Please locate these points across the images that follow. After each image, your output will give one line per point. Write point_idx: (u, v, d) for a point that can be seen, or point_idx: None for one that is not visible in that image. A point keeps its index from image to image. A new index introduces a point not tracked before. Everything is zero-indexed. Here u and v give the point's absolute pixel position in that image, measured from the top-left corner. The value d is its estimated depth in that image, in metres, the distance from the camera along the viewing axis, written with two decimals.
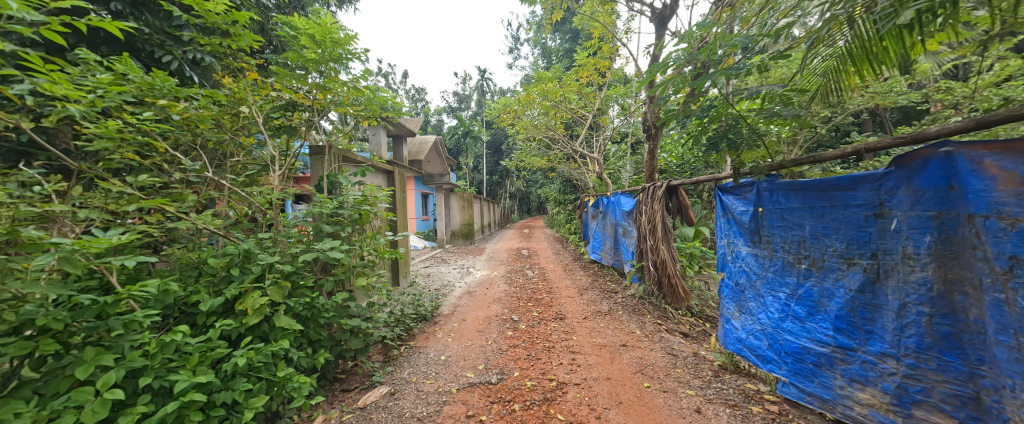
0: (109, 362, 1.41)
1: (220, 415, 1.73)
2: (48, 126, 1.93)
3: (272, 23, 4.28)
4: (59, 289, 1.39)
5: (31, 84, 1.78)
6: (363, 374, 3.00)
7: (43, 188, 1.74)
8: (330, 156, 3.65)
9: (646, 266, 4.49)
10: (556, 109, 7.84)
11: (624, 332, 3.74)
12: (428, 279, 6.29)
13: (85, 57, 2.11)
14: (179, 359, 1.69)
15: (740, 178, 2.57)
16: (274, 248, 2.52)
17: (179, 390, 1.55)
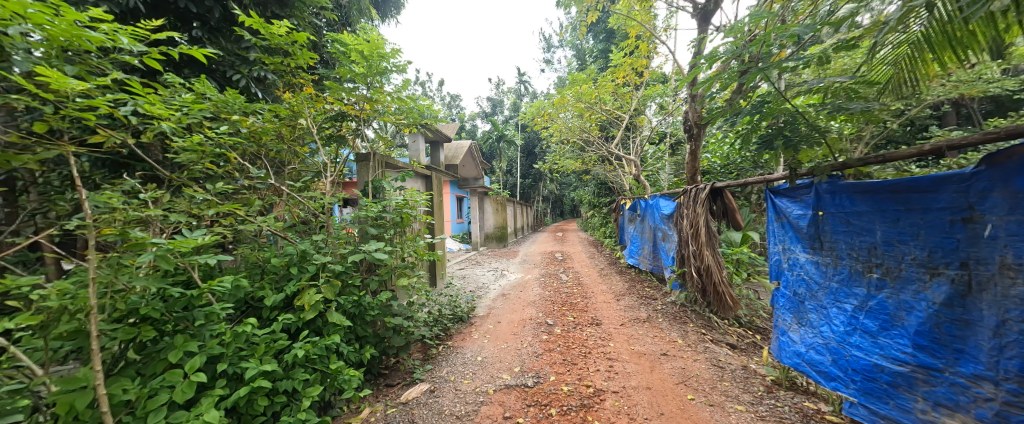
0: (194, 349, 1.59)
1: (282, 401, 1.89)
2: (145, 141, 2.22)
3: (322, 41, 4.63)
4: (157, 283, 1.60)
5: (134, 105, 2.05)
6: (404, 370, 3.12)
7: (142, 195, 2.01)
8: (374, 162, 3.85)
9: (689, 273, 4.28)
10: (591, 111, 7.73)
11: (665, 341, 3.59)
12: (463, 281, 6.42)
13: (174, 80, 2.40)
14: (248, 349, 1.87)
15: (796, 179, 2.39)
16: (326, 248, 2.71)
17: (249, 377, 1.71)
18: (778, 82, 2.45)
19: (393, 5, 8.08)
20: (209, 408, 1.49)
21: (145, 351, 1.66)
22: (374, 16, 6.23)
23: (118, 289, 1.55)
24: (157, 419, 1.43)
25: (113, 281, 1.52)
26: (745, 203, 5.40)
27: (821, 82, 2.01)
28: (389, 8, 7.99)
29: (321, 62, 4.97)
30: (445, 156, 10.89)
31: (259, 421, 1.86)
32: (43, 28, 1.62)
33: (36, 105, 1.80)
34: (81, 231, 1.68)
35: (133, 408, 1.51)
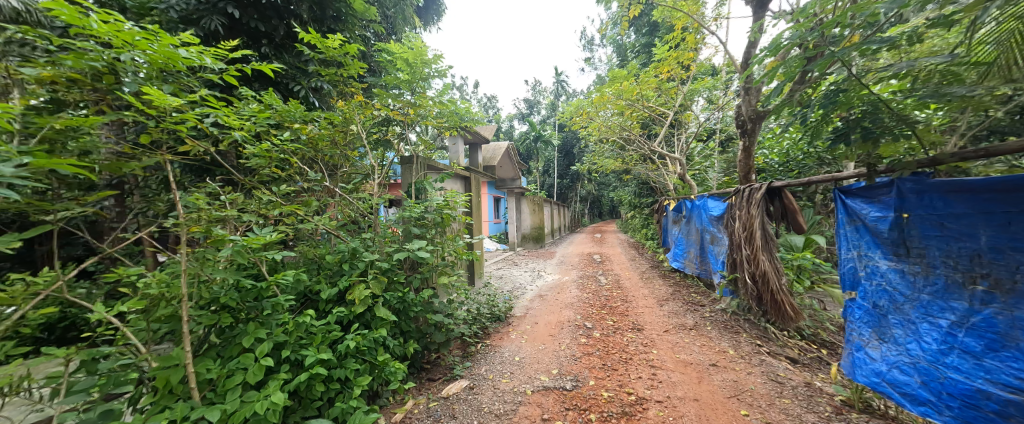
0: (263, 335, 1.76)
1: (336, 388, 2.02)
2: (222, 149, 2.49)
3: (371, 50, 4.91)
4: (233, 275, 1.79)
5: (214, 117, 2.31)
6: (445, 366, 3.21)
7: (221, 197, 2.25)
8: (417, 164, 4.01)
9: (741, 279, 4.00)
10: (632, 108, 7.48)
11: (714, 351, 3.39)
12: (501, 281, 6.48)
13: (247, 93, 2.67)
14: (308, 338, 2.03)
15: (874, 177, 2.12)
16: (373, 246, 2.86)
17: (308, 364, 1.86)
18: (853, 68, 2.20)
19: (435, 12, 8.35)
20: (275, 390, 1.63)
21: (223, 336, 1.87)
22: (418, 23, 6.48)
23: (202, 280, 1.76)
24: (234, 397, 1.60)
25: (199, 273, 1.73)
26: (808, 203, 4.94)
27: (913, 64, 1.77)
28: (431, 15, 8.27)
29: (369, 70, 5.25)
30: (484, 158, 11.08)
31: (316, 405, 2.01)
32: (145, 52, 1.87)
33: (139, 119, 2.09)
34: (174, 228, 1.93)
35: (214, 385, 1.70)
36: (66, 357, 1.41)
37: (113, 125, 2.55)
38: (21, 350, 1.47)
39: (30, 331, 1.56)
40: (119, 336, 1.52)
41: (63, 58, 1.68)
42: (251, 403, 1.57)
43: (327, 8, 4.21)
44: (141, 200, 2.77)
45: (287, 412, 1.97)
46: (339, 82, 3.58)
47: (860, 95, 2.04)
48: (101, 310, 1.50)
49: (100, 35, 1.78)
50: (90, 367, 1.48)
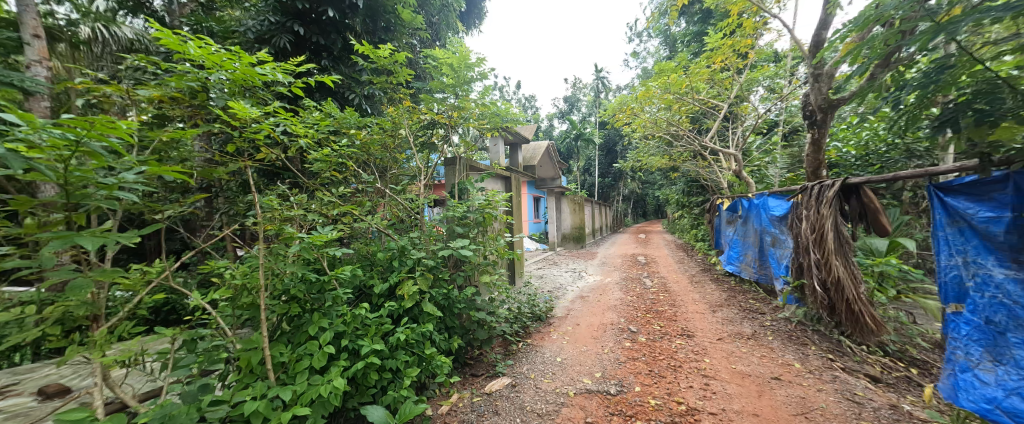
0: (325, 325, 1.93)
1: (388, 377, 2.16)
2: (290, 155, 2.75)
3: (417, 57, 5.14)
4: (301, 269, 1.98)
5: (283, 126, 2.57)
6: (488, 362, 3.28)
7: (290, 199, 2.49)
8: (460, 166, 4.14)
9: (808, 286, 3.65)
10: (681, 102, 7.11)
11: (776, 363, 3.14)
12: (542, 281, 6.47)
13: (311, 104, 2.93)
14: (363, 329, 2.19)
15: (988, 170, 1.88)
16: (420, 245, 3.00)
17: (364, 354, 2.00)
18: (958, 45, 1.91)
19: (477, 15, 8.53)
20: (337, 376, 1.78)
21: (293, 324, 2.08)
22: (461, 28, 6.67)
23: (276, 272, 1.97)
24: (302, 379, 1.77)
25: (273, 266, 1.93)
26: (891, 202, 4.38)
27: None
28: (474, 18, 8.46)
29: (415, 76, 5.51)
30: (524, 157, 11.13)
31: (371, 392, 2.16)
32: (229, 71, 2.13)
33: (224, 130, 2.37)
34: (252, 226, 2.17)
35: (285, 368, 1.89)
36: (172, 336, 1.65)
37: (203, 136, 3.01)
38: (139, 329, 1.75)
39: (145, 313, 1.85)
40: (212, 320, 1.75)
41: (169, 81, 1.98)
42: (316, 386, 1.73)
43: (378, 19, 4.61)
44: (229, 206, 3.28)
45: (346, 397, 2.14)
46: (389, 89, 3.80)
47: (972, 72, 1.83)
48: (198, 297, 1.73)
49: (194, 58, 2.06)
50: (191, 346, 1.72)
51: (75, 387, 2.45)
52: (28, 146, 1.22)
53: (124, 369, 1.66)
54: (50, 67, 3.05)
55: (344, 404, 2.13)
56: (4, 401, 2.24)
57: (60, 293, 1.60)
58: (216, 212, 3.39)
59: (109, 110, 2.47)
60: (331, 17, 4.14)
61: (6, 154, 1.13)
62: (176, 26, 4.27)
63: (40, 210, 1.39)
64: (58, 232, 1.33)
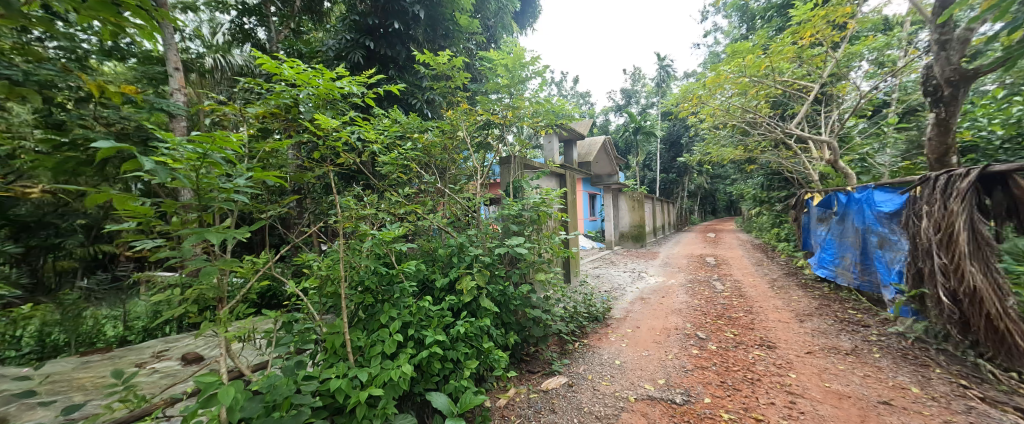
0: (395, 315, 2.12)
1: (449, 367, 2.31)
2: (364, 159, 3.06)
3: (474, 61, 5.37)
4: (374, 262, 2.20)
5: (357, 133, 2.86)
6: (544, 360, 3.32)
7: (364, 200, 2.77)
8: (515, 164, 4.22)
9: (932, 295, 3.07)
10: (759, 86, 6.40)
11: (883, 385, 2.70)
12: (599, 280, 6.30)
13: (381, 112, 3.22)
14: (427, 320, 2.35)
15: None
16: (477, 242, 3.12)
17: (428, 343, 2.16)
18: None
19: (531, 14, 8.57)
20: (404, 362, 1.95)
21: (367, 312, 2.31)
22: (515, 28, 6.76)
23: (353, 265, 2.22)
24: (376, 363, 1.96)
25: (351, 260, 2.18)
26: None
27: None
28: (528, 17, 8.49)
29: (471, 78, 5.72)
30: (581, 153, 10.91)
31: (435, 380, 2.31)
32: (314, 87, 2.44)
33: (311, 140, 2.72)
34: (334, 224, 2.46)
35: (362, 352, 2.12)
36: (276, 319, 1.96)
37: (295, 146, 3.47)
38: (250, 310, 2.08)
39: (255, 297, 2.20)
40: (303, 306, 2.03)
41: (271, 100, 2.33)
42: (388, 370, 1.90)
43: (438, 27, 4.94)
44: (314, 207, 3.75)
45: (413, 382, 2.32)
46: (448, 93, 4.00)
47: None
48: (293, 285, 2.02)
49: (288, 79, 2.39)
50: (288, 327, 2.02)
51: (206, 356, 3.02)
52: (173, 159, 1.53)
53: (240, 344, 1.99)
54: (186, 93, 3.76)
55: (411, 389, 2.31)
56: (160, 363, 2.84)
57: (195, 279, 1.98)
58: (305, 212, 3.89)
59: (227, 126, 2.97)
60: (397, 29, 4.49)
61: (157, 167, 1.42)
62: (273, 51, 4.97)
63: (180, 212, 1.80)
64: (194, 228, 1.65)
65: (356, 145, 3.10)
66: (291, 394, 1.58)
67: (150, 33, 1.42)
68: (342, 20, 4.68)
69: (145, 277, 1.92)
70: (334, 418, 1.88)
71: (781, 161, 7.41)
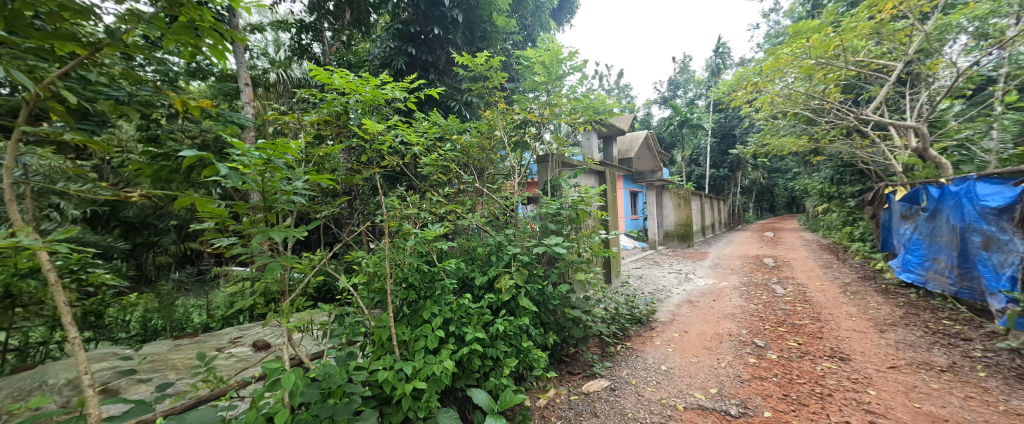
0: (437, 311, 2.18)
1: (490, 363, 2.32)
2: (407, 161, 3.18)
3: (511, 61, 5.38)
4: (417, 260, 2.27)
5: (400, 136, 2.97)
6: (584, 362, 3.24)
7: (407, 200, 2.88)
8: (552, 163, 4.17)
9: None
10: (828, 69, 5.76)
11: (993, 411, 2.29)
12: (642, 281, 6.04)
13: (423, 115, 3.32)
14: (467, 317, 2.39)
15: None
16: (516, 241, 3.10)
17: (469, 340, 2.19)
18: None
19: (569, 10, 8.42)
20: (447, 357, 1.99)
21: (411, 308, 2.38)
22: (554, 26, 6.69)
23: (398, 263, 2.31)
24: (420, 357, 2.02)
25: (396, 257, 2.26)
26: None
27: None
28: (566, 13, 8.35)
29: (509, 78, 5.74)
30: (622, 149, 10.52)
31: (475, 376, 2.33)
32: (361, 94, 2.58)
33: (359, 144, 2.88)
34: (380, 223, 2.57)
35: (407, 345, 2.18)
36: (330, 312, 2.09)
37: (345, 150, 3.70)
38: (308, 303, 2.23)
39: (312, 291, 2.36)
40: (354, 300, 2.14)
41: (323, 107, 2.49)
42: (431, 364, 1.96)
43: (476, 29, 5.01)
44: (362, 207, 3.97)
45: (454, 378, 2.35)
46: (486, 93, 4.04)
47: None
48: (345, 281, 2.14)
49: (339, 87, 2.54)
50: (340, 320, 2.14)
51: (272, 344, 3.32)
52: (243, 165, 1.66)
53: (299, 333, 2.14)
54: (254, 106, 4.16)
55: (453, 384, 2.36)
56: (235, 348, 3.18)
57: (263, 273, 2.16)
58: (354, 212, 4.14)
59: (286, 134, 3.24)
60: (437, 35, 4.64)
61: (231, 172, 1.55)
62: (325, 63, 5.35)
63: (249, 213, 1.97)
64: (261, 227, 1.79)
65: (399, 148, 3.23)
66: (345, 383, 1.65)
67: (222, 52, 1.46)
68: (386, 30, 4.91)
69: (222, 271, 2.12)
70: (382, 407, 1.96)
71: (855, 151, 6.60)
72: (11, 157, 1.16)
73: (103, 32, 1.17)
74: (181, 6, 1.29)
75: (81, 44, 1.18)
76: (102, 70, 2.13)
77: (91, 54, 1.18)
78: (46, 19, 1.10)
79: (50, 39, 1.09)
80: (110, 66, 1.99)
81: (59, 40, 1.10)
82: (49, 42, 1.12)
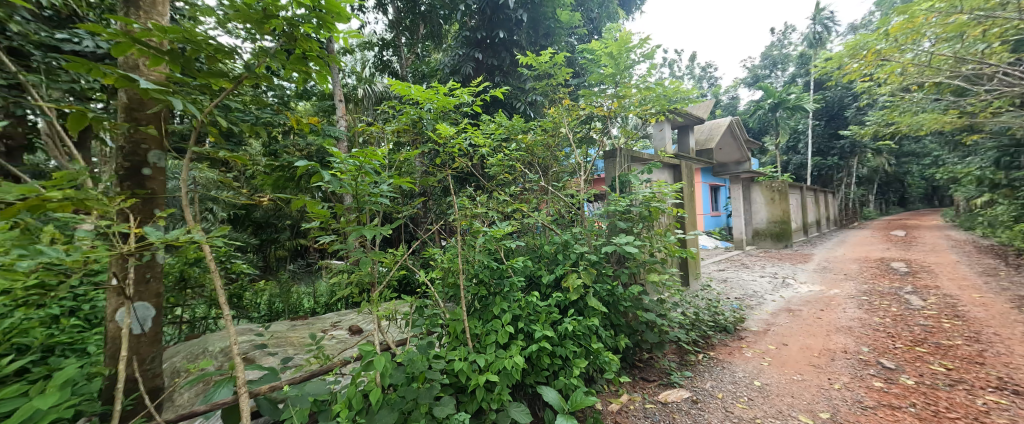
0: (506, 308, 2.24)
1: (558, 362, 2.31)
2: (475, 163, 3.30)
3: (577, 56, 5.27)
4: (488, 259, 2.35)
5: (469, 139, 3.10)
6: (661, 369, 3.02)
7: (476, 199, 3.00)
8: (621, 157, 3.96)
9: None
10: (992, 22, 4.50)
11: None
12: (727, 285, 5.42)
13: (490, 118, 3.43)
14: (535, 314, 2.40)
15: None
16: (582, 240, 3.01)
17: (537, 337, 2.20)
18: None
19: None
20: (517, 353, 2.02)
21: (482, 303, 2.46)
22: (621, 14, 6.35)
23: (468, 259, 2.41)
24: (491, 351, 2.07)
25: (468, 255, 2.37)
26: None
27: None
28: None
29: (574, 74, 5.64)
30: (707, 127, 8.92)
31: (544, 374, 2.32)
32: (433, 103, 2.76)
33: (432, 149, 3.09)
34: (452, 222, 2.72)
35: (479, 339, 2.26)
36: (411, 303, 2.27)
37: (419, 155, 4.00)
38: (392, 295, 2.44)
39: (394, 284, 2.57)
40: (431, 293, 2.29)
41: (400, 116, 2.72)
42: (502, 358, 2.00)
43: (540, 28, 5.00)
44: (436, 207, 4.27)
45: (524, 374, 2.37)
46: (550, 91, 4.01)
47: None
48: (423, 275, 2.31)
49: (414, 97, 2.75)
50: (420, 311, 2.31)
51: (363, 329, 3.75)
52: (340, 171, 1.90)
53: (386, 321, 2.34)
54: (346, 120, 4.74)
55: (522, 380, 2.38)
56: (334, 332, 3.65)
57: (355, 266, 2.42)
58: (428, 212, 4.46)
59: (371, 143, 3.62)
60: (502, 38, 4.76)
61: (331, 178, 1.80)
62: (402, 76, 5.86)
63: (344, 214, 2.24)
64: (354, 226, 2.02)
65: (468, 150, 3.38)
66: (426, 369, 1.75)
67: (324, 76, 1.63)
68: (455, 39, 5.19)
69: (324, 264, 2.42)
70: (458, 395, 2.06)
71: None
72: (184, 173, 1.42)
73: (243, 69, 1.37)
74: (296, 40, 1.45)
75: (228, 79, 1.40)
76: (238, 98, 2.59)
77: (235, 87, 1.40)
78: (206, 61, 1.32)
79: (209, 78, 1.30)
80: (244, 95, 2.41)
81: (215, 78, 1.31)
82: (208, 81, 1.35)
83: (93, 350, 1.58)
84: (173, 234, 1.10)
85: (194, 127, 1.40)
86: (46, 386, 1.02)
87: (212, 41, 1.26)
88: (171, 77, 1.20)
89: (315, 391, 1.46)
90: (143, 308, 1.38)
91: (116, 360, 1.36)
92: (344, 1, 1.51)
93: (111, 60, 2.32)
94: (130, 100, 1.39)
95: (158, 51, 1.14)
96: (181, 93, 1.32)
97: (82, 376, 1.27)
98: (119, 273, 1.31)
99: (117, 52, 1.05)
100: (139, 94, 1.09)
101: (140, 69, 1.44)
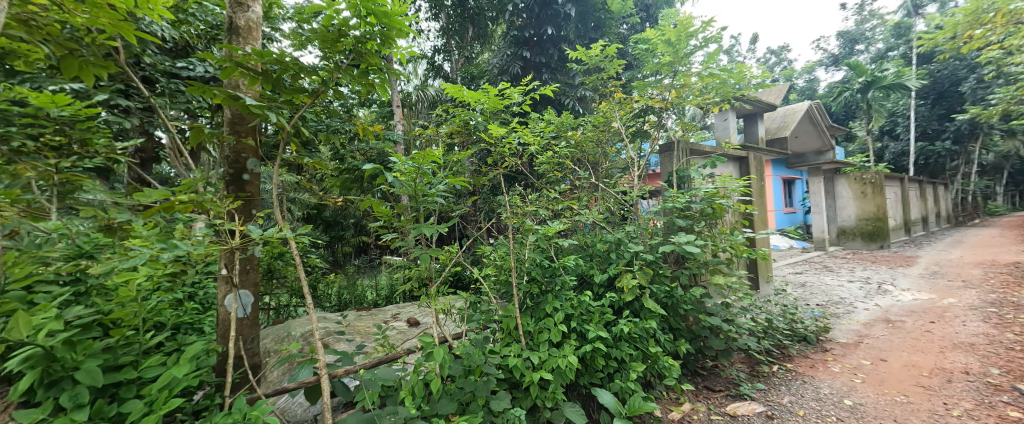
0: (559, 306, 2.22)
1: (614, 364, 2.24)
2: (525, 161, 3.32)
3: (629, 47, 5.06)
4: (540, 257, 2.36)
5: (519, 138, 3.13)
6: (727, 379, 2.79)
7: (528, 197, 3.01)
8: (679, 151, 3.72)
9: None
10: None
11: None
12: (806, 290, 4.86)
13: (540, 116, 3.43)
14: (589, 314, 2.35)
15: None
16: (637, 238, 2.88)
17: (591, 338, 2.16)
18: None
19: None
20: (570, 352, 1.99)
21: (533, 301, 2.45)
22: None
23: (520, 257, 2.43)
24: (545, 349, 2.07)
25: (520, 252, 2.39)
26: None
27: None
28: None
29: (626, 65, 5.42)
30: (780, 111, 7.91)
31: (599, 376, 2.27)
32: (483, 104, 2.82)
33: (483, 149, 3.15)
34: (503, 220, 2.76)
35: (532, 337, 2.27)
36: (466, 300, 2.34)
37: (471, 155, 4.11)
38: (447, 291, 2.53)
39: (448, 280, 2.67)
40: (484, 290, 2.34)
41: (453, 118, 2.84)
42: (556, 357, 1.98)
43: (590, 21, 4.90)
44: (487, 206, 4.37)
45: (578, 374, 2.33)
46: (600, 85, 3.88)
47: None
48: (477, 271, 2.37)
49: (466, 99, 2.82)
50: (474, 307, 2.37)
51: (421, 322, 3.95)
52: (400, 173, 2.01)
53: (443, 315, 2.43)
54: (402, 124, 5.02)
55: (577, 380, 2.34)
56: (395, 323, 3.88)
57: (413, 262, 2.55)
58: (479, 210, 4.56)
59: (425, 145, 3.79)
60: (549, 34, 4.74)
61: (393, 179, 1.89)
62: (453, 78, 6.07)
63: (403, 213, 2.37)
64: (412, 224, 2.13)
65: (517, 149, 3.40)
66: (482, 363, 1.80)
67: (387, 87, 1.72)
68: (503, 39, 5.26)
69: (385, 259, 2.57)
70: (513, 391, 2.08)
71: None
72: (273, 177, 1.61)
73: (319, 85, 1.51)
74: (363, 54, 1.55)
75: (308, 93, 1.54)
76: (312, 108, 2.87)
77: (313, 101, 1.54)
78: (290, 79, 1.48)
79: (293, 94, 1.44)
80: (318, 105, 2.66)
81: (297, 95, 1.45)
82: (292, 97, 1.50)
83: (208, 330, 1.85)
84: (269, 232, 1.26)
85: (280, 139, 1.57)
86: (177, 357, 1.22)
87: (296, 60, 1.41)
88: (263, 94, 1.37)
89: (385, 378, 1.57)
90: (246, 295, 1.59)
91: (226, 340, 1.58)
92: (404, 17, 1.60)
93: (215, 82, 2.70)
94: (232, 115, 1.62)
95: (255, 73, 1.30)
96: (270, 108, 1.50)
97: (202, 352, 1.49)
98: (228, 264, 1.52)
99: (224, 75, 1.23)
100: (239, 110, 1.26)
101: (240, 88, 1.67)
